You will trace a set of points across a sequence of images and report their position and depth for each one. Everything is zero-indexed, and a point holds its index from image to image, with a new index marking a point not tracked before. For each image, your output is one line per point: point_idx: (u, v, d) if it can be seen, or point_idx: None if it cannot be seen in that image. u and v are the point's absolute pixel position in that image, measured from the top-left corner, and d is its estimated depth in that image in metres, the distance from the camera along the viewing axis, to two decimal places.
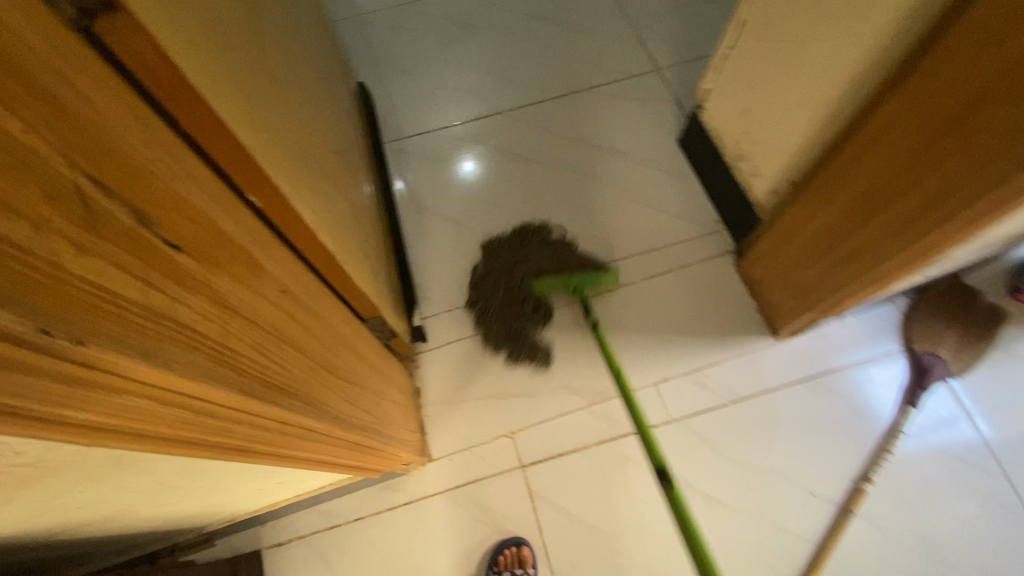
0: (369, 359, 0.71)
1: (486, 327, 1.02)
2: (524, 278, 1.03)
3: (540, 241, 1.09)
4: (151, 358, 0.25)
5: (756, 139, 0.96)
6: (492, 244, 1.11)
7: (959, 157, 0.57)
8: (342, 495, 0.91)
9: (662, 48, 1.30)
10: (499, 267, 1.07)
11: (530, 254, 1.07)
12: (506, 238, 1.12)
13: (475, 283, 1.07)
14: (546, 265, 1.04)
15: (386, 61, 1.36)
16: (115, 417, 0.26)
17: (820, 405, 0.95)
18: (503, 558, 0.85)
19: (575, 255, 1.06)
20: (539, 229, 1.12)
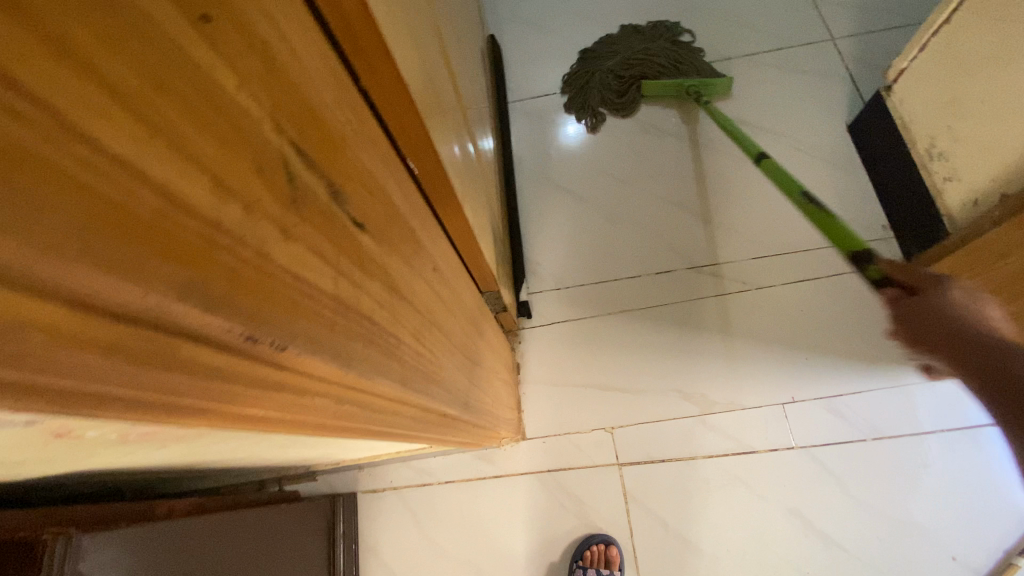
0: (486, 335, 0.68)
1: (576, 93, 1.14)
2: (632, 60, 1.11)
3: (670, 37, 1.13)
4: (337, 359, 0.23)
5: (964, 135, 0.78)
6: (613, 41, 1.16)
7: None
8: (435, 457, 0.91)
9: (841, 14, 1.10)
10: (608, 60, 1.13)
11: (659, 46, 1.12)
12: (632, 31, 1.15)
13: (575, 75, 1.15)
14: (664, 58, 1.10)
15: (518, 12, 1.28)
16: (293, 413, 0.24)
17: (982, 462, 0.81)
18: (589, 554, 0.81)
19: (696, 61, 1.10)
20: (672, 29, 1.14)
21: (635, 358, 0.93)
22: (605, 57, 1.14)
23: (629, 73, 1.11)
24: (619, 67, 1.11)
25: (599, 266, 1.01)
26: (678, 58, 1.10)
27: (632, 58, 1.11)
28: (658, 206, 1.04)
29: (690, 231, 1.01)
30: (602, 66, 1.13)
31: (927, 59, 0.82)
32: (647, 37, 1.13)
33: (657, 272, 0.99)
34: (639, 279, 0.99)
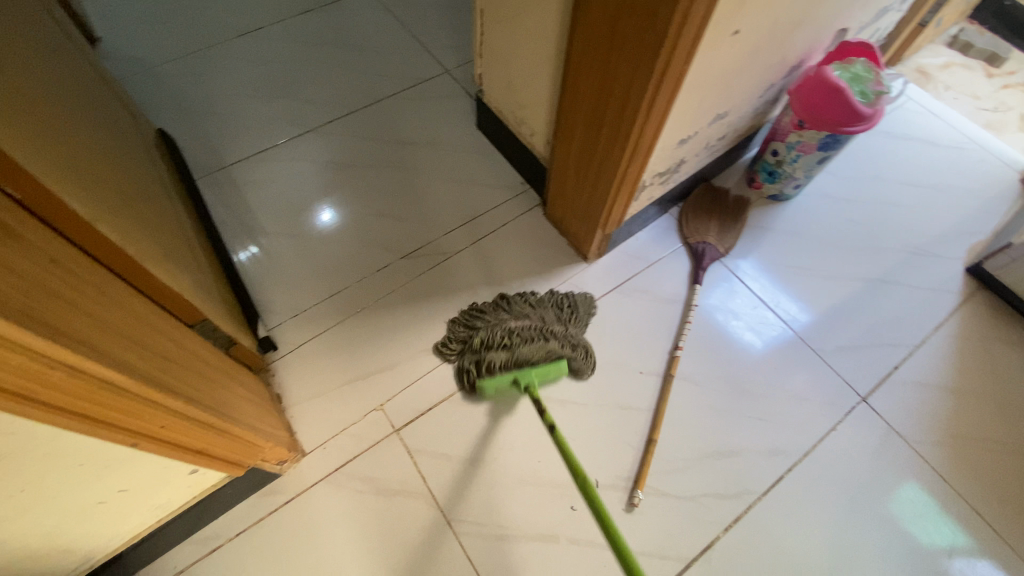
0: (198, 351, 0.74)
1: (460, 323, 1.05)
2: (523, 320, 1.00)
3: (555, 308, 1.05)
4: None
5: (523, 104, 1.14)
6: (530, 298, 1.06)
7: (620, 66, 0.77)
8: (219, 516, 0.89)
9: (445, 53, 1.48)
10: (511, 307, 1.03)
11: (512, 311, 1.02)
12: (556, 302, 1.06)
13: (473, 321, 1.03)
14: (514, 318, 1.00)
15: (184, 107, 1.37)
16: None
17: (633, 303, 1.13)
18: None
19: (546, 344, 0.95)
20: (571, 312, 1.06)
21: (381, 342, 1.07)
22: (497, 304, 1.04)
23: (492, 336, 0.97)
24: (487, 326, 1.00)
25: (328, 284, 1.14)
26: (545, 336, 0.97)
27: (499, 323, 1.00)
28: (362, 222, 1.22)
29: (393, 231, 1.21)
30: (491, 309, 1.04)
31: (487, 66, 1.18)
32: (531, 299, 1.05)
33: (377, 269, 1.16)
34: (363, 280, 1.14)
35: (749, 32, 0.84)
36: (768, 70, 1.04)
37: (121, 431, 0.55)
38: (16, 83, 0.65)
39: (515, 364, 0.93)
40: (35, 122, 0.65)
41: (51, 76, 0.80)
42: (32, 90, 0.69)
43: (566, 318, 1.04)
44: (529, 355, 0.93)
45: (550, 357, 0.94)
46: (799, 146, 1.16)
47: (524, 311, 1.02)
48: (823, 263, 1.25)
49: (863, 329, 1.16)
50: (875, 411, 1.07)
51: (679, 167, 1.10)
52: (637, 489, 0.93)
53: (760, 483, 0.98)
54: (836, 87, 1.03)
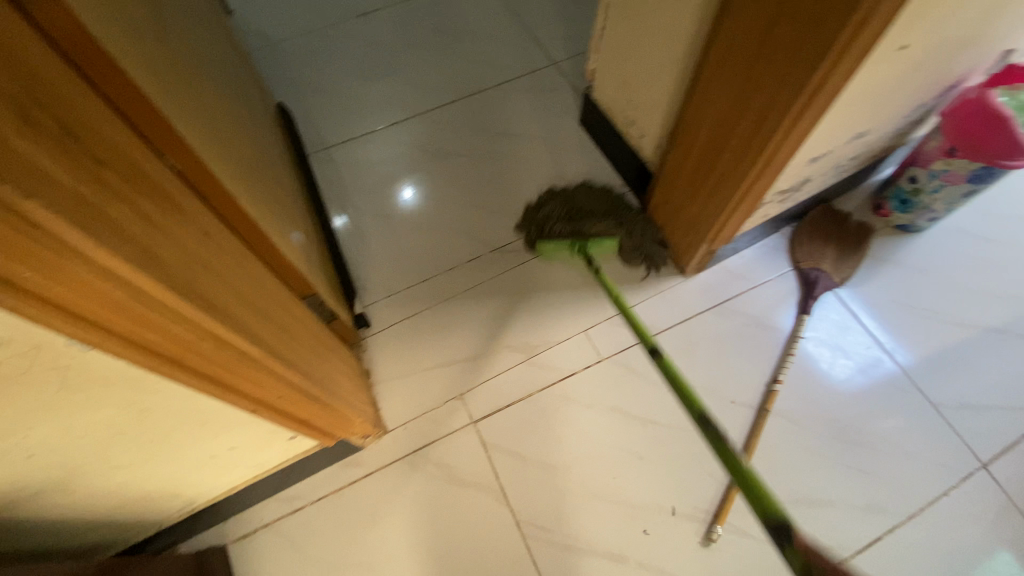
0: (308, 324, 0.77)
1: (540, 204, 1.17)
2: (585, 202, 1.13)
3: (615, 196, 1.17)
4: (77, 219, 0.32)
5: (638, 104, 1.09)
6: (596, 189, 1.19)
7: (767, 75, 0.71)
8: (304, 479, 0.93)
9: (554, 45, 1.45)
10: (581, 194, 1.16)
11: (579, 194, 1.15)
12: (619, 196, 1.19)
13: (548, 198, 1.17)
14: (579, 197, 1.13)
15: (302, 83, 1.44)
16: (49, 275, 0.33)
17: (729, 326, 1.07)
18: None
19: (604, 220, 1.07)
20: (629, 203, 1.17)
21: (466, 332, 1.07)
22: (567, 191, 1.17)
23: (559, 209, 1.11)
24: (555, 201, 1.14)
25: (420, 268, 1.16)
26: (607, 216, 1.10)
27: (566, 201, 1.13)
28: (457, 210, 1.23)
29: (486, 222, 1.21)
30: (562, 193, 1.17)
31: (604, 61, 1.14)
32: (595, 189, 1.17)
33: (468, 259, 1.16)
34: (454, 269, 1.15)
35: (920, 45, 0.74)
36: (924, 87, 0.93)
37: (246, 398, 0.58)
38: (179, 58, 0.69)
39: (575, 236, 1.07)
40: (191, 95, 0.68)
41: (202, 49, 0.85)
42: (188, 63, 0.73)
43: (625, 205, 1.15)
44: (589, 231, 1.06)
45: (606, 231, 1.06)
46: (944, 175, 1.04)
47: (588, 195, 1.15)
48: (953, 307, 1.11)
49: (996, 388, 1.03)
50: (1001, 483, 0.95)
51: (802, 186, 1.01)
52: (716, 524, 0.88)
53: (853, 540, 0.89)
54: (1001, 116, 0.89)
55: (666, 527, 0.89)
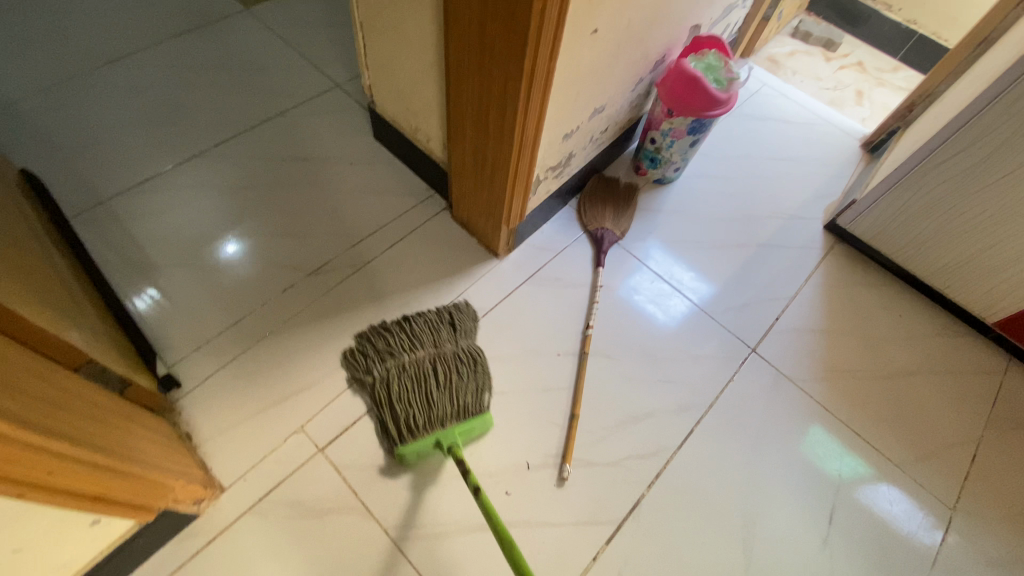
0: (86, 392, 0.69)
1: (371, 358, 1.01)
2: (430, 362, 0.98)
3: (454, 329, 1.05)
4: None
5: (416, 111, 1.17)
6: (423, 327, 1.03)
7: (495, 67, 0.82)
8: (132, 570, 0.82)
9: (334, 68, 1.47)
10: (414, 351, 1.00)
11: (420, 344, 1.01)
12: (445, 323, 1.05)
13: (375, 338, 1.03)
14: (423, 362, 0.98)
15: (46, 142, 1.26)
16: None
17: (544, 292, 1.19)
18: None
19: (463, 384, 0.96)
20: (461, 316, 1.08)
21: (297, 362, 1.04)
22: (403, 341, 1.02)
23: (402, 389, 0.95)
24: (401, 365, 0.98)
25: (231, 310, 1.09)
26: (457, 372, 0.98)
27: (414, 364, 0.98)
28: (262, 244, 1.18)
29: (297, 249, 1.18)
30: (404, 348, 1.00)
31: (377, 75, 1.19)
32: (435, 332, 1.04)
33: (284, 289, 1.12)
34: (271, 303, 1.10)
35: (610, 30, 0.92)
36: (634, 65, 1.15)
37: (1, 485, 0.51)
38: None
39: (434, 423, 0.92)
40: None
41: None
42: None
43: (461, 332, 1.05)
44: (449, 414, 0.92)
45: (474, 412, 0.95)
46: (671, 133, 1.28)
47: (439, 348, 1.01)
48: (708, 236, 1.37)
49: (750, 289, 1.30)
50: (765, 359, 1.20)
51: (569, 160, 1.18)
52: (564, 463, 0.98)
53: (675, 439, 1.06)
54: (695, 77, 1.16)
55: (525, 482, 0.97)
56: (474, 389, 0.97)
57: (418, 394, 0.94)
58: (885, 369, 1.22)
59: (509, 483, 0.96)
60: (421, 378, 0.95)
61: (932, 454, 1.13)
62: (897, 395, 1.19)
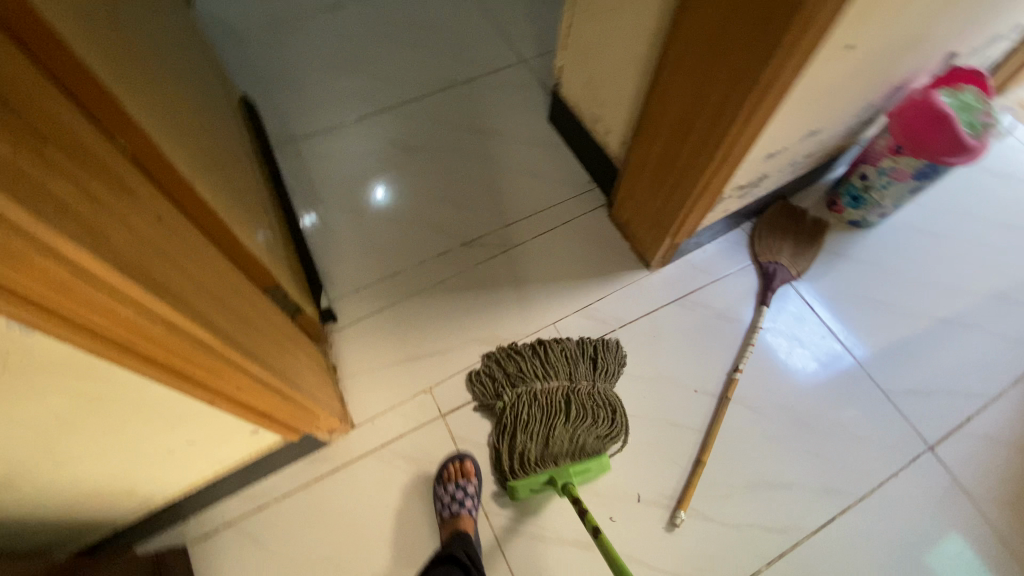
0: (270, 316, 0.76)
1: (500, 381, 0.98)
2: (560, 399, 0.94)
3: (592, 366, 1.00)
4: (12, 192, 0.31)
5: (604, 101, 1.11)
6: (562, 357, 0.99)
7: (723, 71, 0.73)
8: (267, 476, 0.92)
9: (523, 42, 1.46)
10: (546, 381, 0.96)
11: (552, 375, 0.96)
12: (586, 358, 1.00)
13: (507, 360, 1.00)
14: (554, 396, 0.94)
15: (267, 75, 1.41)
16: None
17: (693, 318, 1.10)
18: (449, 472, 0.92)
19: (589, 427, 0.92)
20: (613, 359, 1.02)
21: (436, 326, 1.07)
22: (535, 368, 0.98)
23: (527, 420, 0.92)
24: (530, 397, 0.94)
25: (388, 262, 1.15)
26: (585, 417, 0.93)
27: (542, 397, 0.94)
28: (425, 205, 1.23)
29: (456, 217, 1.21)
30: (535, 375, 0.97)
31: (571, 58, 1.15)
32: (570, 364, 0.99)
33: (436, 254, 1.16)
34: (422, 263, 1.15)
35: (865, 47, 0.78)
36: (870, 88, 0.98)
37: (202, 389, 0.58)
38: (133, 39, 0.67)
39: (549, 458, 0.89)
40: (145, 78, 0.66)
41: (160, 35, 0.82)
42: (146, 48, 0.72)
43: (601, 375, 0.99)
44: (565, 452, 0.89)
45: (592, 455, 0.90)
46: (891, 173, 1.09)
47: (575, 381, 0.97)
48: (901, 299, 1.17)
49: (941, 374, 1.08)
50: (943, 462, 1.00)
51: (760, 181, 1.05)
52: (680, 509, 0.91)
53: (809, 521, 0.93)
54: (943, 114, 0.95)
55: (632, 513, 0.92)
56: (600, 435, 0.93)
57: (541, 427, 0.91)
58: None
59: (615, 508, 0.91)
60: (550, 414, 0.92)
61: None
62: None
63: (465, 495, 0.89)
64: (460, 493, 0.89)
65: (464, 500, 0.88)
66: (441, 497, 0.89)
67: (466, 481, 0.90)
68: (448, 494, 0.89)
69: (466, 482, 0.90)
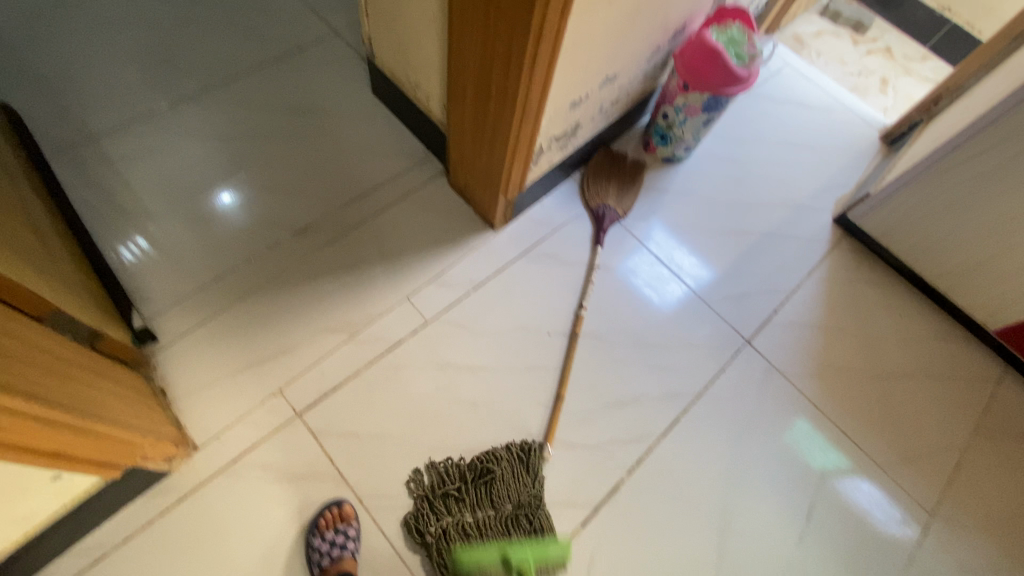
0: (53, 345, 0.66)
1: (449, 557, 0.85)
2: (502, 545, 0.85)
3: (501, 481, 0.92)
4: None
5: (416, 67, 1.09)
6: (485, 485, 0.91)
7: (501, 23, 0.76)
8: (101, 524, 0.82)
9: (334, 14, 1.37)
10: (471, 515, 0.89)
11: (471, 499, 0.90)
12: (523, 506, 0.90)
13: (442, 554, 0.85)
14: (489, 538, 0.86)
15: (25, 75, 1.18)
16: None
17: (540, 268, 1.15)
18: (326, 518, 0.86)
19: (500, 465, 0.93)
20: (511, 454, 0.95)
21: (280, 324, 1.01)
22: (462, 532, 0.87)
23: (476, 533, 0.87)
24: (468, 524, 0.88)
25: (213, 265, 1.05)
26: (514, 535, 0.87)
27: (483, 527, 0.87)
28: (247, 196, 1.13)
29: (286, 206, 1.13)
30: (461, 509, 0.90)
31: (376, 25, 1.11)
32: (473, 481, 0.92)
33: (268, 247, 1.08)
34: (252, 261, 1.06)
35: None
36: (652, 33, 1.07)
37: None
38: None
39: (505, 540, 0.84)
40: None
41: None
42: None
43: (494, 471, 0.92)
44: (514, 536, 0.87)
45: (548, 536, 0.86)
46: (686, 109, 1.21)
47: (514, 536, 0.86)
48: (714, 219, 1.32)
49: (752, 277, 1.25)
50: (760, 353, 1.17)
51: (575, 131, 1.14)
52: (547, 443, 0.98)
53: (659, 426, 1.05)
54: (714, 50, 1.09)
55: None
56: (514, 479, 0.92)
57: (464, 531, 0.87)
58: (882, 369, 1.19)
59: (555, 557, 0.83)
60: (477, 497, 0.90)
61: (920, 458, 1.11)
62: (888, 397, 1.17)
63: (346, 539, 0.84)
64: (340, 538, 0.84)
65: (345, 543, 0.83)
66: (319, 547, 0.83)
67: (346, 524, 0.86)
68: (326, 542, 0.83)
69: (347, 525, 0.85)
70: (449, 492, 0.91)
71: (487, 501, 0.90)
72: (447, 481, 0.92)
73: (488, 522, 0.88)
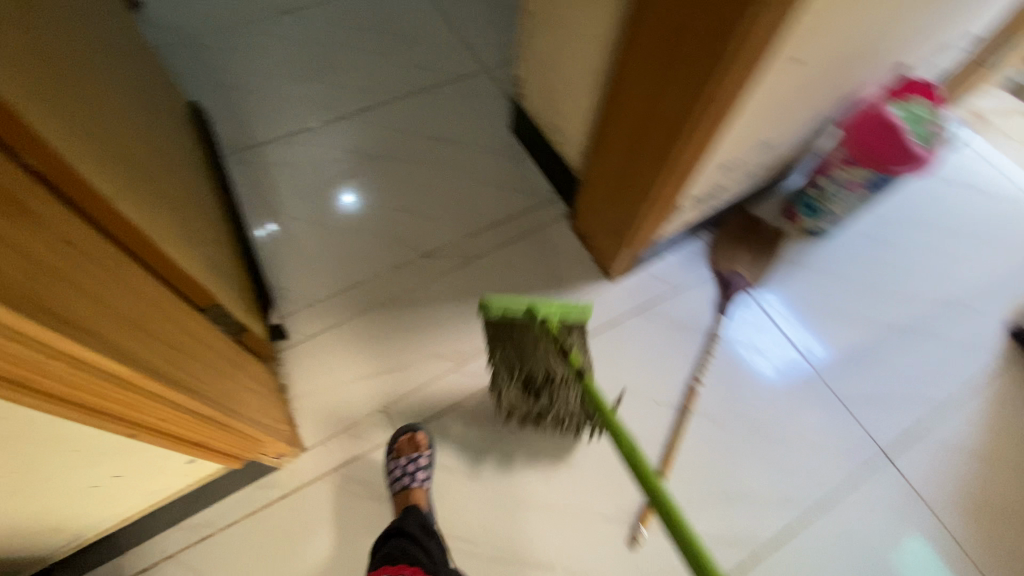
0: (209, 340, 0.72)
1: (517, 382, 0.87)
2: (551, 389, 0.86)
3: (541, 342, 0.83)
4: None
5: (563, 111, 1.09)
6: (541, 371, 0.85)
7: (675, 85, 0.73)
8: (211, 504, 0.87)
9: (487, 49, 1.42)
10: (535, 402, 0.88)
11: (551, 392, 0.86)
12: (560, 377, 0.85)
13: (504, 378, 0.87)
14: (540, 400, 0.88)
15: (218, 80, 1.34)
16: None
17: (655, 330, 1.10)
18: (401, 444, 0.91)
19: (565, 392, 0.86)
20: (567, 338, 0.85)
21: (394, 342, 1.04)
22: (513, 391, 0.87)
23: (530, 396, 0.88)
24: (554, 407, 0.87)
25: (344, 275, 1.11)
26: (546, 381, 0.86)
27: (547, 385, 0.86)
28: (383, 214, 1.19)
29: (416, 228, 1.18)
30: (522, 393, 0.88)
31: (529, 66, 1.13)
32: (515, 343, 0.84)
33: (395, 265, 1.13)
34: (378, 276, 1.11)
35: (812, 63, 0.78)
36: (824, 102, 0.99)
37: (125, 423, 0.54)
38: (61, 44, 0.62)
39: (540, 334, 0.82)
40: (75, 87, 0.61)
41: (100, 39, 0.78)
42: (80, 53, 0.66)
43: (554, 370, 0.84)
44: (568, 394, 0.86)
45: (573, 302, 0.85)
46: (845, 183, 1.11)
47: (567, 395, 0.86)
48: (857, 305, 1.18)
49: (897, 379, 1.10)
50: (898, 470, 1.02)
51: (717, 193, 1.08)
52: (641, 525, 0.93)
53: (768, 532, 0.95)
54: (893, 127, 0.98)
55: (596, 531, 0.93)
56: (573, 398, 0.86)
57: (525, 405, 0.89)
58: None
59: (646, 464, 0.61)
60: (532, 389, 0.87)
61: None
62: None
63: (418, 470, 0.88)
64: (412, 467, 0.88)
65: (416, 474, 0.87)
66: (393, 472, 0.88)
67: (419, 453, 0.89)
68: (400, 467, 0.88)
69: (420, 455, 0.89)
70: (519, 408, 0.89)
71: (545, 395, 0.87)
72: (519, 405, 0.89)
73: (551, 378, 0.85)
